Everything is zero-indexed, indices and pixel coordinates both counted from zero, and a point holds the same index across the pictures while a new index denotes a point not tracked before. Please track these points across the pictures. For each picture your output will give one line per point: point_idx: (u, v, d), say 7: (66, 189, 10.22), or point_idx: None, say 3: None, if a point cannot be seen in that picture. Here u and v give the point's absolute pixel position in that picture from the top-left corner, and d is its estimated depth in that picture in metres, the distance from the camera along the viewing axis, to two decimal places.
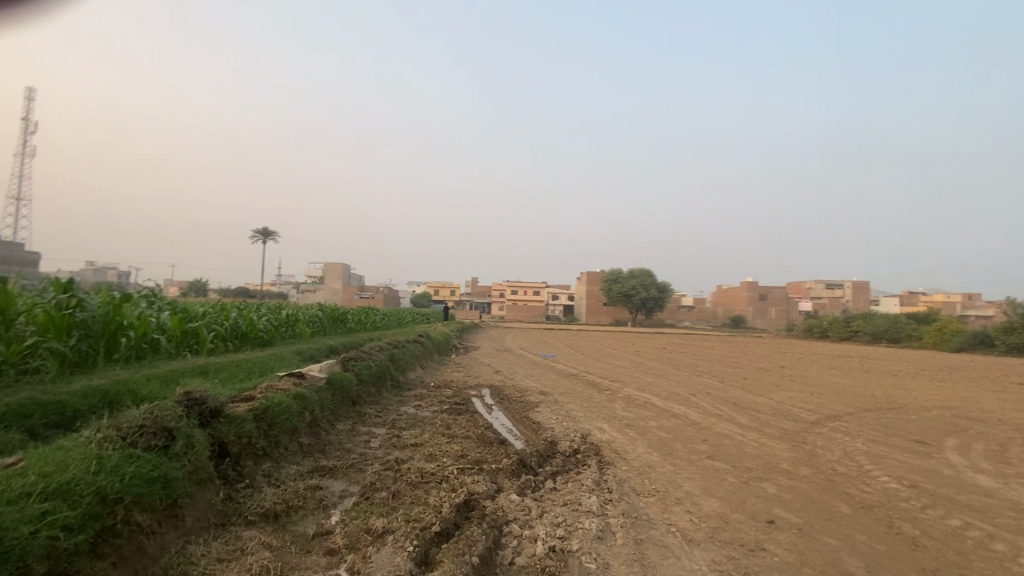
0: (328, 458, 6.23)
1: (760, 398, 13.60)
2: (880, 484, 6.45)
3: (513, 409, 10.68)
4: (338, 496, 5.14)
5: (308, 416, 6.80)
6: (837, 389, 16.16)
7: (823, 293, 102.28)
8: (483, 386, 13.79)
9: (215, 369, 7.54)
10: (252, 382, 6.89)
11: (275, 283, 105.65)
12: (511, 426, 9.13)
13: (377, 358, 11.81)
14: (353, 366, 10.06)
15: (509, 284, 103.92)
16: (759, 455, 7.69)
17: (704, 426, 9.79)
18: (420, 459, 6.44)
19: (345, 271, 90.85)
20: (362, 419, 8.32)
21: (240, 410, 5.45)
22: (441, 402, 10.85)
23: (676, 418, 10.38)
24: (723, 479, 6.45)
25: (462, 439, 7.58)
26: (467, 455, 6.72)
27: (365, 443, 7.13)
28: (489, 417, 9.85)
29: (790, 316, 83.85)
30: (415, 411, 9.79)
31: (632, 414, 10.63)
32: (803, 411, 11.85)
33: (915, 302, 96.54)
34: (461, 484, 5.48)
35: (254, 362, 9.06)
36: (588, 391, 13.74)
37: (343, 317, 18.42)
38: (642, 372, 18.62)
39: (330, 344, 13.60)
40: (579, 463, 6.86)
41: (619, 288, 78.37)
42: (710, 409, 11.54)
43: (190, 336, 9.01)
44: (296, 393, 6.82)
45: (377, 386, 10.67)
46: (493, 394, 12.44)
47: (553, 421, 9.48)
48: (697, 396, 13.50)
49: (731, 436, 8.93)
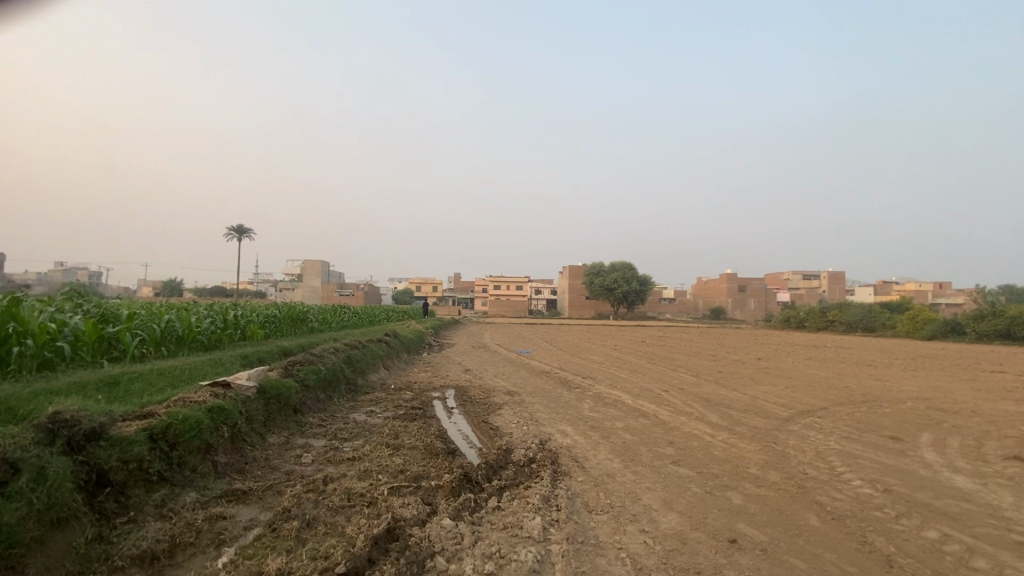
0: (246, 479, 5.52)
1: (734, 393, 13.22)
2: (852, 490, 5.99)
3: (474, 412, 10.05)
4: (242, 527, 4.44)
5: (229, 431, 6.09)
6: (812, 382, 15.88)
7: (800, 284, 103.67)
8: (448, 387, 13.13)
9: (128, 381, 6.74)
10: (165, 394, 6.13)
11: (252, 282, 103.34)
12: (467, 432, 8.48)
13: (330, 360, 11.06)
14: (297, 372, 9.30)
15: (491, 280, 103.25)
16: (727, 458, 7.19)
17: (673, 426, 9.30)
18: (353, 478, 5.78)
19: (323, 268, 89.17)
20: (300, 432, 7.60)
21: (130, 430, 4.71)
22: (397, 407, 10.17)
23: (644, 418, 9.87)
24: (686, 488, 5.93)
25: (407, 451, 6.93)
26: (407, 470, 6.08)
27: (296, 459, 6.44)
28: (446, 423, 9.20)
29: (768, 306, 84.81)
30: (366, 418, 9.09)
31: (599, 414, 10.09)
32: (777, 406, 11.47)
33: (888, 291, 98.57)
34: (389, 508, 4.84)
35: (185, 369, 8.25)
36: (557, 389, 13.19)
37: (303, 317, 17.56)
38: (616, 367, 18.16)
39: (283, 346, 12.78)
40: (532, 475, 6.27)
41: (601, 282, 78.19)
42: (681, 407, 11.07)
43: (110, 342, 8.16)
44: (214, 404, 6.07)
45: (327, 392, 9.93)
46: (456, 396, 11.79)
47: (513, 424, 8.89)
48: (669, 393, 13.04)
49: (700, 437, 8.44)
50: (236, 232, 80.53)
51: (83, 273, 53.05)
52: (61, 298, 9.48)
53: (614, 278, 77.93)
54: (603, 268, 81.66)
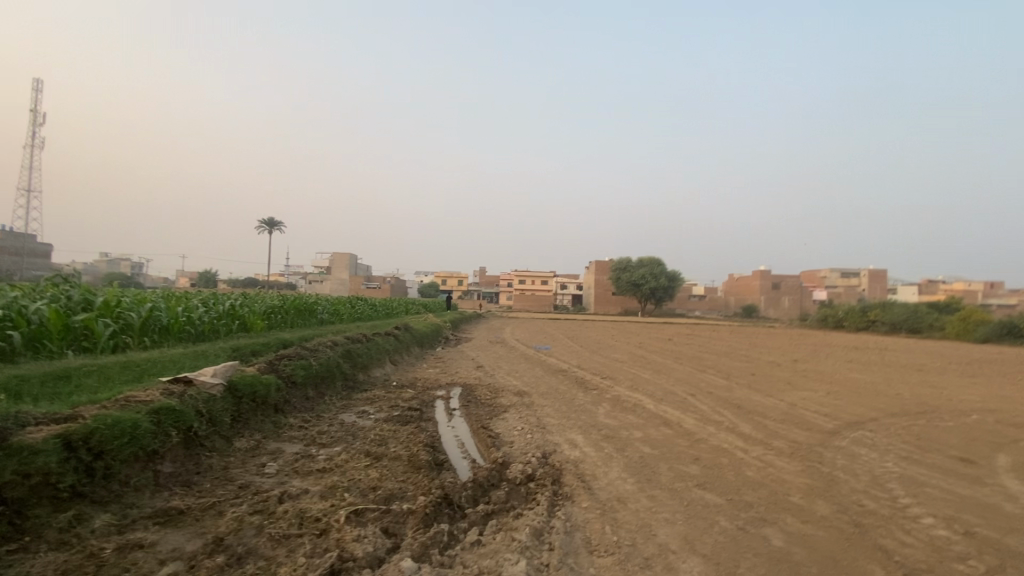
0: (190, 494, 4.72)
1: (769, 400, 11.93)
2: (923, 533, 4.82)
3: (476, 414, 9.14)
4: (158, 561, 3.61)
5: (181, 435, 5.33)
6: (857, 388, 14.38)
7: (838, 282, 99.16)
8: (455, 385, 12.27)
9: (81, 375, 6.08)
10: (111, 393, 5.42)
11: (282, 275, 105.34)
12: (464, 440, 7.56)
13: (326, 354, 10.30)
14: (283, 367, 8.55)
15: (516, 275, 102.54)
16: (764, 482, 6.07)
17: (699, 437, 8.18)
18: (314, 497, 4.92)
19: (351, 261, 90.21)
20: (275, 436, 6.81)
21: (37, 437, 3.97)
22: (394, 406, 9.33)
23: (666, 427, 8.75)
24: (713, 523, 4.85)
25: (388, 462, 6.04)
26: (380, 488, 5.18)
27: (259, 469, 5.62)
28: (443, 427, 8.30)
29: (804, 305, 81.30)
30: (355, 419, 8.26)
31: (616, 421, 9.02)
32: (819, 417, 10.16)
33: (933, 291, 93.33)
34: (341, 542, 3.96)
35: (160, 362, 7.63)
36: (572, 390, 12.14)
37: (312, 308, 16.96)
38: (639, 368, 16.96)
39: (281, 338, 12.13)
40: (527, 498, 5.31)
41: (628, 278, 76.19)
42: (709, 414, 9.90)
43: (78, 332, 7.54)
44: (163, 404, 5.31)
45: (318, 389, 9.15)
46: (461, 396, 10.91)
47: (516, 431, 7.93)
48: (697, 397, 11.84)
49: (730, 453, 7.31)
50: (268, 225, 81.86)
51: (124, 264, 55.30)
52: (41, 285, 9.00)
53: (641, 274, 75.91)
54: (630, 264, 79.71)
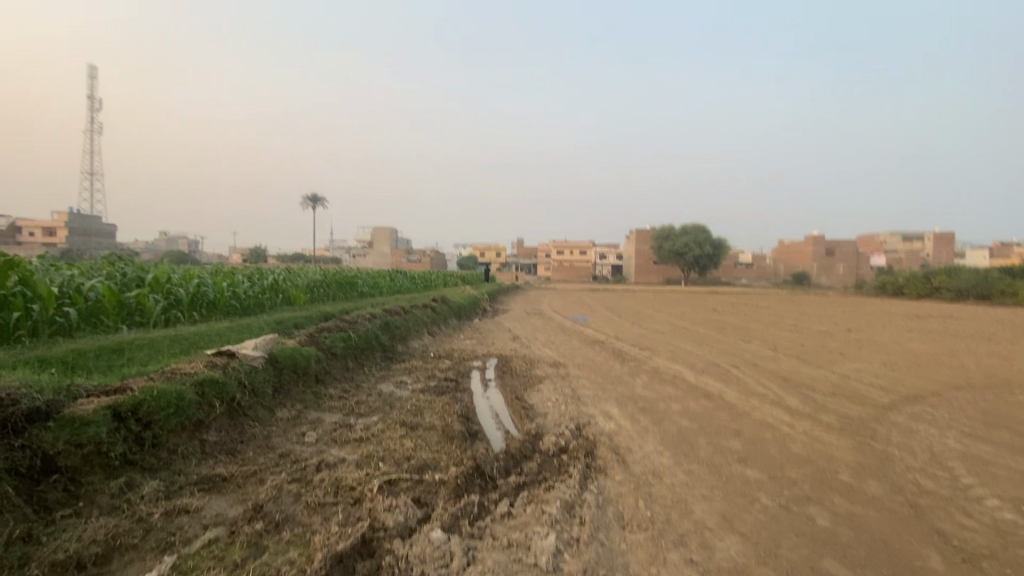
0: (233, 462, 4.93)
1: (818, 371, 11.38)
2: (987, 516, 4.47)
3: (511, 385, 9.13)
4: (202, 525, 3.78)
5: (225, 406, 5.56)
6: (917, 360, 13.50)
7: (898, 248, 93.14)
8: (491, 356, 12.32)
9: (133, 348, 6.41)
10: (159, 366, 5.69)
11: (326, 249, 108.60)
12: (499, 410, 7.56)
13: (364, 325, 10.48)
14: (322, 339, 8.76)
15: (555, 246, 101.64)
16: (810, 458, 5.78)
17: (741, 411, 7.88)
18: (350, 466, 5.03)
19: (392, 235, 91.73)
20: (315, 405, 7.02)
21: (87, 408, 4.22)
22: (431, 377, 9.43)
23: (707, 400, 8.47)
24: (753, 500, 4.65)
25: (422, 432, 6.10)
26: (413, 458, 5.24)
27: (300, 438, 5.81)
28: (477, 397, 8.33)
29: (859, 272, 77.07)
30: (393, 388, 8.41)
31: (653, 393, 8.81)
32: (873, 390, 9.60)
33: (1008, 255, 86.35)
34: (372, 511, 4.02)
35: (207, 335, 7.96)
36: (609, 362, 11.96)
37: (352, 281, 17.34)
38: (680, 338, 16.52)
39: (323, 311, 12.46)
40: (559, 470, 5.26)
41: (670, 246, 74.10)
42: (752, 387, 9.53)
43: (131, 307, 7.95)
44: (206, 376, 5.53)
45: (357, 360, 9.37)
46: (497, 367, 10.93)
47: (550, 402, 7.86)
48: (740, 369, 11.43)
49: (774, 427, 7.01)
50: (311, 201, 84.08)
51: (183, 241, 58.38)
52: (99, 264, 9.53)
53: (684, 242, 73.60)
54: (673, 232, 77.36)
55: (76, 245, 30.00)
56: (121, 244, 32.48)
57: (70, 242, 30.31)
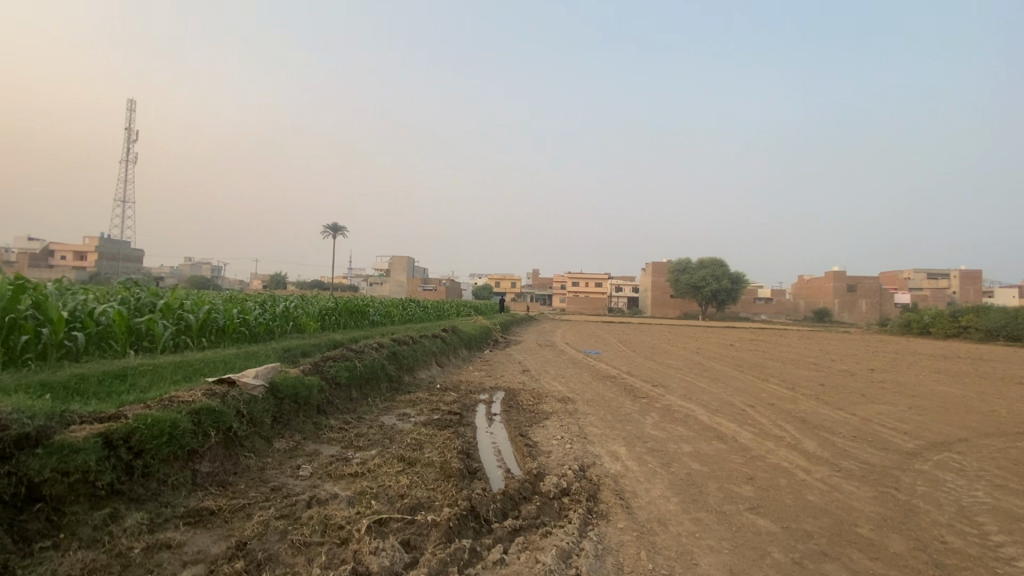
0: (223, 494, 4.81)
1: (838, 413, 10.93)
2: None
3: (516, 420, 8.92)
4: (182, 563, 3.65)
5: (220, 436, 5.49)
6: (945, 403, 12.92)
7: (923, 285, 90.95)
8: (498, 389, 12.11)
9: (136, 374, 6.43)
10: (158, 393, 5.68)
11: (345, 276, 110.22)
12: (502, 447, 7.34)
13: (371, 354, 10.42)
14: (326, 368, 8.70)
15: (570, 277, 101.68)
16: (827, 509, 5.45)
17: (755, 454, 7.54)
18: (341, 503, 4.88)
19: (410, 263, 92.75)
20: (313, 437, 6.89)
21: (77, 436, 4.19)
22: (435, 409, 9.26)
23: (719, 442, 8.14)
24: (764, 554, 4.35)
25: (420, 468, 5.93)
26: (407, 496, 5.07)
27: (294, 471, 5.68)
28: (481, 433, 8.12)
29: (883, 309, 75.26)
30: (395, 421, 8.26)
31: (663, 433, 8.50)
32: (897, 435, 9.14)
33: None
34: (358, 554, 3.84)
35: (213, 361, 7.99)
36: (620, 398, 11.66)
37: (364, 310, 17.40)
38: (695, 375, 16.10)
39: (332, 339, 12.48)
40: (559, 514, 5.02)
41: (687, 280, 73.52)
42: (768, 428, 9.15)
43: (140, 331, 8.04)
44: (204, 405, 5.49)
45: (361, 391, 9.27)
46: (504, 401, 10.71)
47: (556, 440, 7.62)
48: (756, 409, 11.03)
49: (790, 474, 6.67)
50: (331, 229, 85.70)
51: (206, 267, 59.87)
52: (116, 287, 9.74)
53: (701, 276, 72.95)
54: (689, 265, 76.83)
55: (102, 268, 30.85)
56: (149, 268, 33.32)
57: (98, 264, 31.10)
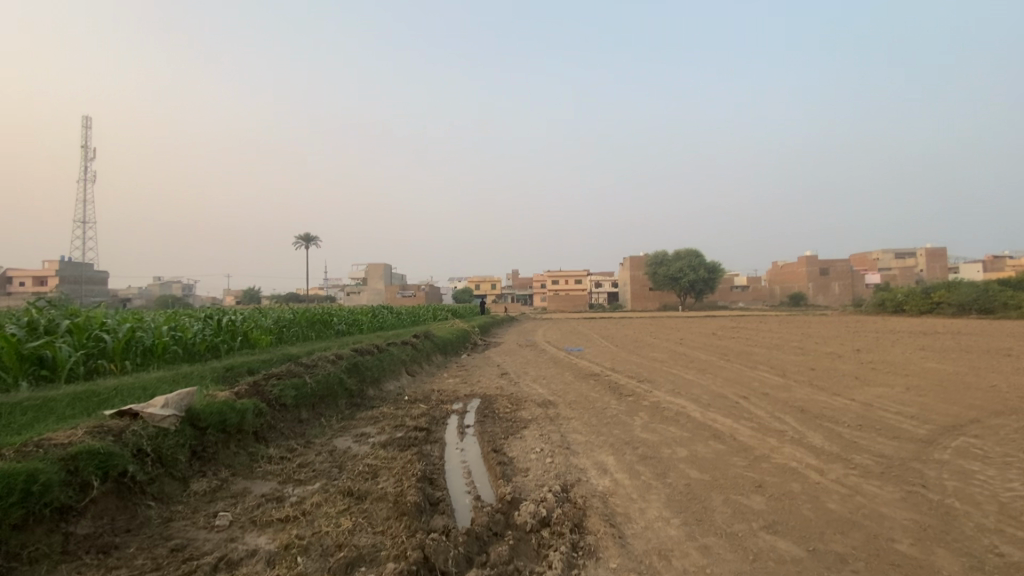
0: (100, 566, 3.73)
1: (837, 400, 10.23)
2: None
3: (491, 432, 7.90)
4: None
5: (109, 485, 4.38)
6: (941, 381, 12.40)
7: (892, 265, 93.10)
8: (473, 396, 11.08)
9: (15, 411, 5.27)
10: (28, 435, 4.54)
11: (322, 288, 107.78)
12: (473, 467, 6.31)
13: (326, 368, 9.29)
14: (268, 388, 7.56)
15: (550, 276, 101.20)
16: (854, 521, 4.60)
17: (759, 454, 6.69)
18: (259, 563, 3.83)
19: (386, 271, 91.02)
20: (244, 473, 5.77)
21: None
22: (399, 425, 8.18)
23: (718, 442, 7.27)
24: None
25: (369, 506, 4.88)
26: (345, 547, 4.04)
27: (208, 520, 4.58)
28: (450, 450, 7.09)
29: (857, 290, 76.58)
30: (350, 444, 7.17)
31: (655, 435, 7.60)
32: (905, 420, 8.44)
33: (1001, 270, 86.24)
34: None
35: (128, 388, 6.82)
36: (605, 398, 10.75)
37: (328, 320, 16.19)
38: (682, 367, 15.33)
39: (286, 352, 11.30)
40: (537, 556, 4.05)
41: (665, 272, 73.64)
42: (767, 422, 8.35)
43: (37, 359, 6.82)
44: (85, 447, 4.37)
45: (313, 411, 8.14)
46: (479, 409, 9.68)
47: (535, 454, 6.64)
48: (750, 401, 10.25)
49: (802, 476, 5.82)
50: (304, 240, 83.79)
51: (177, 285, 57.72)
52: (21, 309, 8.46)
53: (679, 267, 73.09)
54: (666, 257, 76.90)
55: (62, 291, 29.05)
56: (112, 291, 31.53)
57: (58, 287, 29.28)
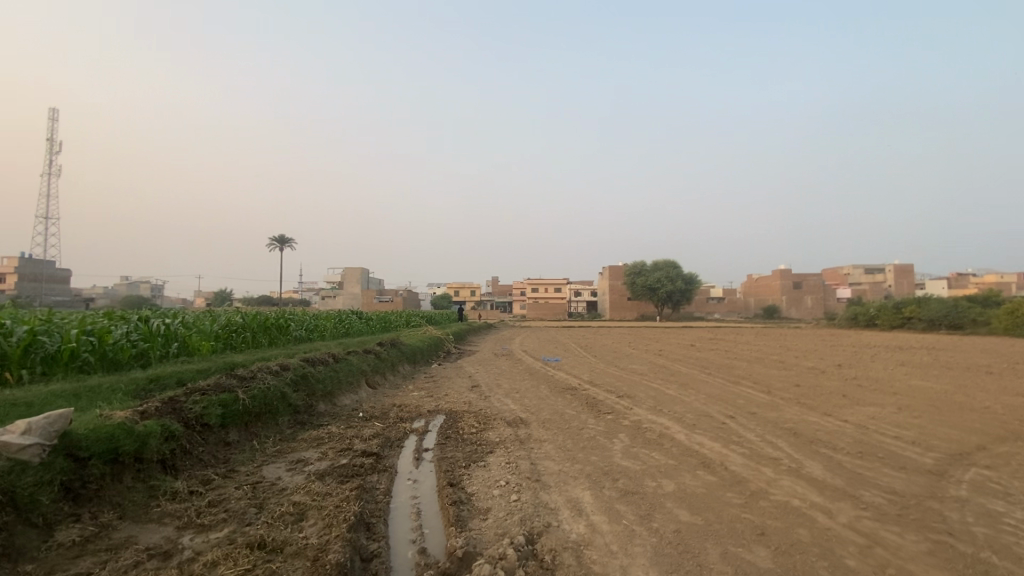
0: None
1: (830, 421, 9.50)
2: None
3: (451, 459, 6.86)
4: None
5: None
6: (931, 400, 11.84)
7: (863, 280, 95.19)
8: (438, 413, 10.01)
9: None
10: None
11: (296, 292, 105.03)
12: (424, 506, 5.28)
13: (266, 380, 8.14)
14: (186, 406, 6.40)
15: (529, 283, 100.49)
16: None
17: (756, 489, 5.83)
18: None
19: (363, 276, 89.05)
20: (134, 516, 4.64)
21: None
22: (345, 450, 7.08)
23: (708, 472, 6.40)
24: None
25: (279, 566, 3.82)
26: None
27: None
28: (401, 483, 6.02)
29: (829, 304, 77.86)
30: (282, 473, 6.06)
31: (637, 463, 6.69)
32: (907, 446, 7.72)
33: (965, 287, 89.00)
34: None
35: (4, 405, 5.59)
36: (582, 416, 9.81)
37: (285, 325, 14.93)
38: (663, 381, 14.51)
39: (227, 361, 10.06)
40: None
41: (643, 282, 73.58)
42: (759, 448, 7.53)
43: None
44: None
45: (243, 432, 7.00)
46: (442, 429, 8.63)
47: (499, 489, 5.63)
48: (737, 421, 9.45)
49: (808, 520, 4.97)
50: (280, 242, 81.29)
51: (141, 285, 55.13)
52: None
53: (657, 277, 73.15)
54: (645, 267, 76.83)
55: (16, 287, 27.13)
56: (65, 292, 29.53)
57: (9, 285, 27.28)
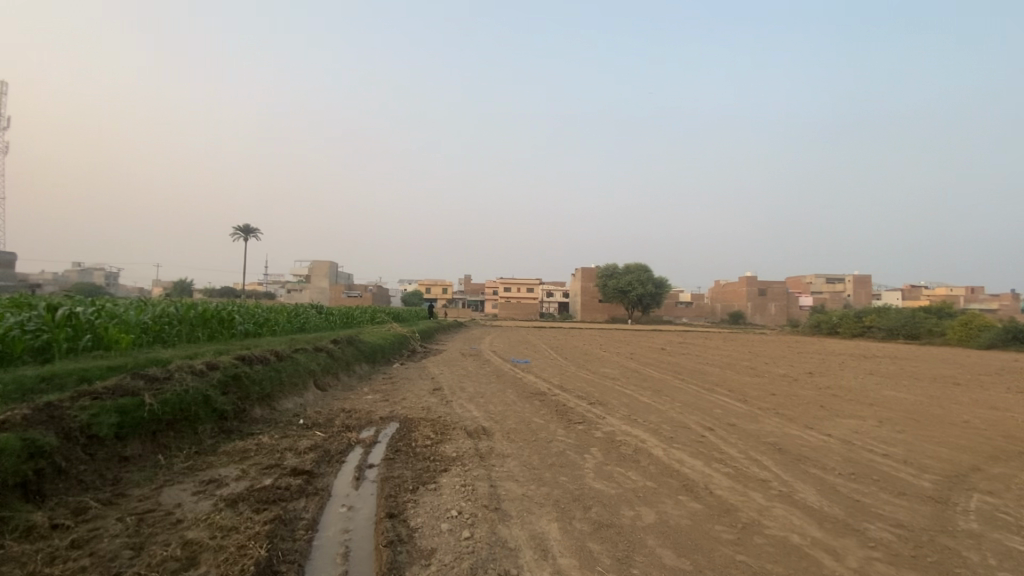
0: None
1: (813, 435, 8.88)
2: None
3: (398, 480, 5.85)
4: None
5: None
6: (909, 413, 11.44)
7: (824, 289, 98.04)
8: (391, 422, 8.95)
9: None
10: None
11: (260, 283, 101.25)
12: (354, 546, 4.28)
13: (184, 381, 6.95)
14: (69, 413, 5.23)
15: (501, 282, 99.60)
16: None
17: (748, 521, 5.03)
18: None
19: (331, 269, 86.41)
20: None
21: None
22: (272, 466, 5.99)
23: (692, 499, 5.59)
24: None
25: None
26: None
27: None
28: (332, 512, 4.99)
29: (793, 311, 79.68)
30: (183, 499, 4.95)
31: (612, 486, 5.84)
32: (900, 466, 7.10)
33: (919, 298, 92.78)
34: None
35: None
36: (551, 426, 8.91)
37: (229, 318, 13.58)
38: (636, 387, 13.78)
39: (148, 357, 8.78)
40: None
41: (614, 285, 73.60)
42: (746, 467, 6.77)
43: None
44: None
45: (145, 445, 5.83)
46: (393, 441, 7.59)
47: (449, 522, 4.67)
48: (717, 434, 8.73)
49: (814, 563, 4.20)
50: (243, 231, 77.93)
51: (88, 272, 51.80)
52: None
53: (628, 280, 73.32)
54: (616, 270, 76.97)
55: None
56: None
57: None
